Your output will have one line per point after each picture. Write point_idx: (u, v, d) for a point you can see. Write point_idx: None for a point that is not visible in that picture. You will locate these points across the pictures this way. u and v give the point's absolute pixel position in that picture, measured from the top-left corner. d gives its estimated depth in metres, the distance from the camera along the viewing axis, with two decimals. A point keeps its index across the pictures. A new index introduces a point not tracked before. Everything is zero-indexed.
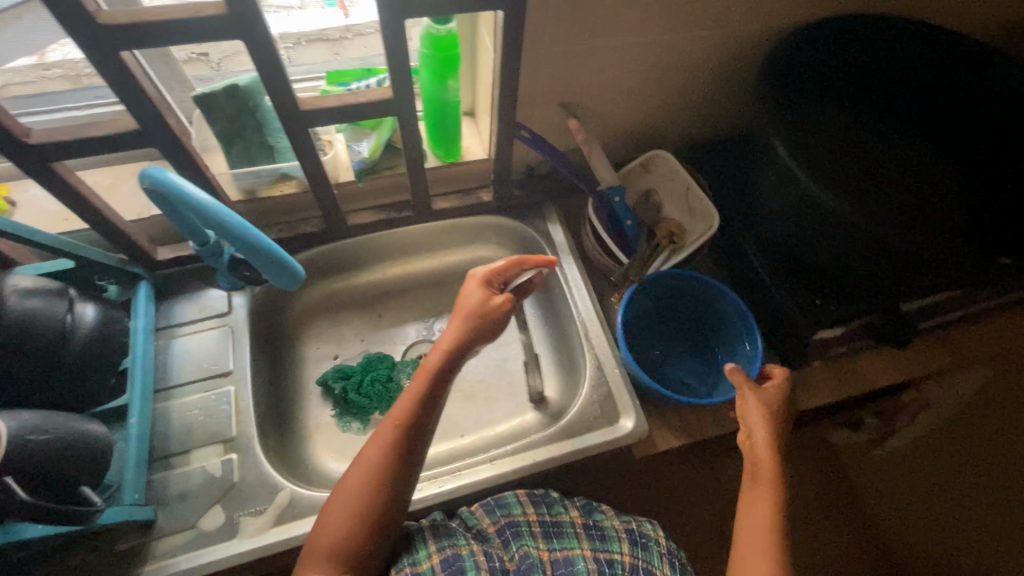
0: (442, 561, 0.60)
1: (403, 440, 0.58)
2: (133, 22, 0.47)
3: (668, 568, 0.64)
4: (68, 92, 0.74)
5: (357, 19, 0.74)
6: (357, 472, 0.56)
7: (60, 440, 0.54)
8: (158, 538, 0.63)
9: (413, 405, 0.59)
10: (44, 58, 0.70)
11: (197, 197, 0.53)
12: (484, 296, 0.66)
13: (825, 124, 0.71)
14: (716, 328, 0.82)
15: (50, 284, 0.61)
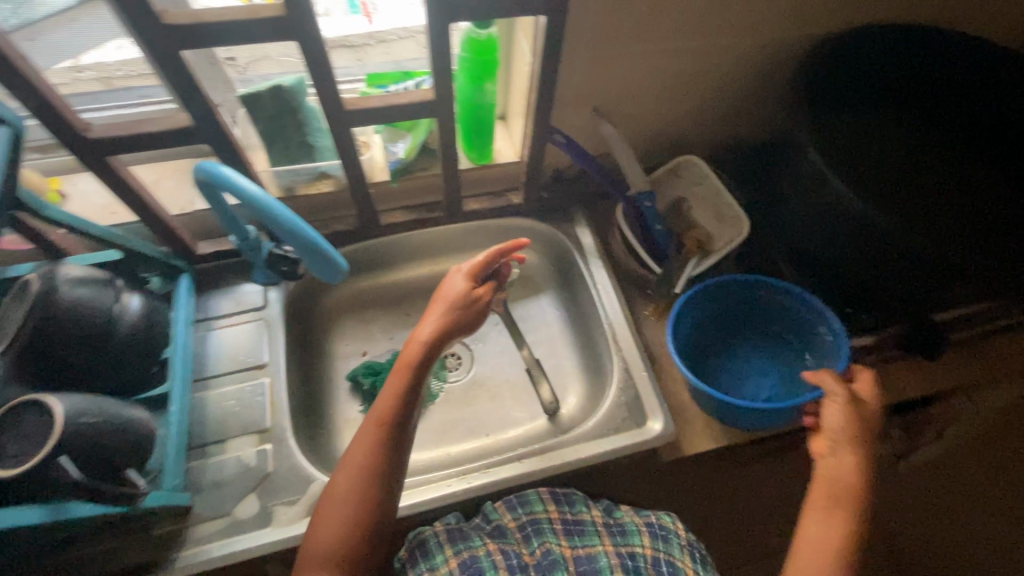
0: (460, 564, 0.61)
1: (387, 440, 0.58)
2: (195, 23, 0.50)
3: (690, 560, 0.65)
4: (99, 94, 0.74)
5: (382, 25, 0.75)
6: (341, 479, 0.56)
7: (108, 424, 0.55)
8: (195, 524, 0.64)
9: (393, 404, 0.59)
10: (78, 62, 0.71)
11: (240, 180, 0.56)
12: (466, 290, 0.67)
13: (850, 138, 0.72)
14: (793, 327, 0.79)
15: (99, 275, 0.63)
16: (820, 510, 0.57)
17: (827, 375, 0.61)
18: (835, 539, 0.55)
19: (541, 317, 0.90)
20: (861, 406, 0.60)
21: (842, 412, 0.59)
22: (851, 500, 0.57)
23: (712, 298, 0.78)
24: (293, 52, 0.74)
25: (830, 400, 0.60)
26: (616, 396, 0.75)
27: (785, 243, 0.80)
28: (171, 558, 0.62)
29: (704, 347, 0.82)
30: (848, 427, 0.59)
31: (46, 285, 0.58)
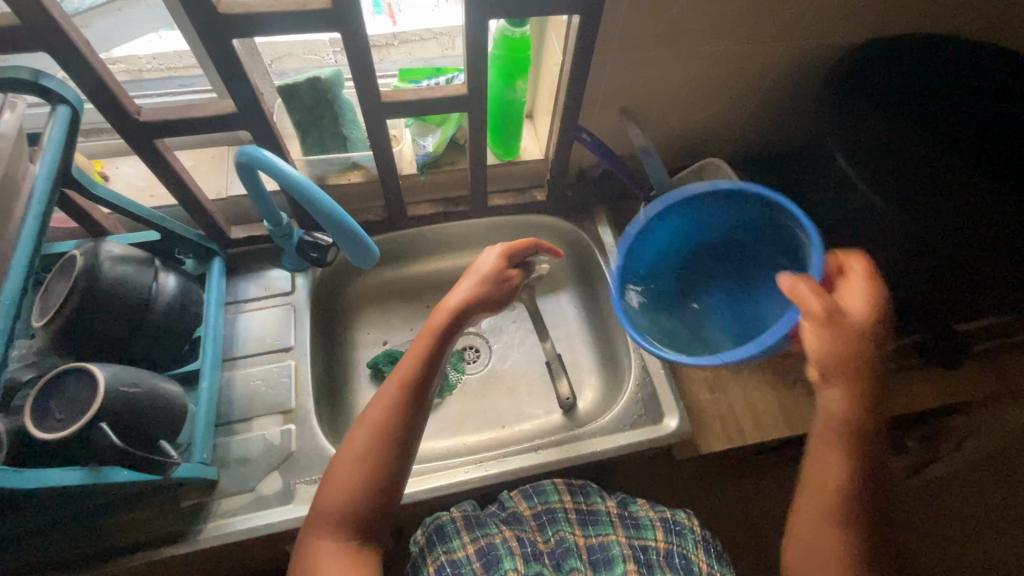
0: (477, 551, 0.62)
1: (406, 403, 0.57)
2: (247, 13, 0.52)
3: (704, 554, 0.65)
4: (138, 83, 0.79)
5: (404, 26, 0.80)
6: (359, 436, 0.56)
7: (147, 395, 0.58)
8: (221, 498, 0.66)
9: (418, 364, 0.58)
10: (110, 54, 0.76)
11: (280, 164, 0.58)
12: (498, 269, 0.64)
13: (882, 138, 0.71)
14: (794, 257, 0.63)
15: (139, 254, 0.65)
16: (818, 441, 0.54)
17: (804, 287, 0.50)
18: (836, 475, 0.52)
19: (560, 313, 0.92)
20: (846, 322, 0.50)
21: (818, 334, 0.50)
22: (850, 430, 0.52)
23: (662, 229, 0.68)
24: (316, 50, 0.79)
25: (807, 321, 0.50)
26: (633, 393, 0.76)
27: None
28: (198, 529, 0.64)
29: (686, 286, 0.71)
30: (830, 351, 0.50)
31: (87, 261, 0.59)
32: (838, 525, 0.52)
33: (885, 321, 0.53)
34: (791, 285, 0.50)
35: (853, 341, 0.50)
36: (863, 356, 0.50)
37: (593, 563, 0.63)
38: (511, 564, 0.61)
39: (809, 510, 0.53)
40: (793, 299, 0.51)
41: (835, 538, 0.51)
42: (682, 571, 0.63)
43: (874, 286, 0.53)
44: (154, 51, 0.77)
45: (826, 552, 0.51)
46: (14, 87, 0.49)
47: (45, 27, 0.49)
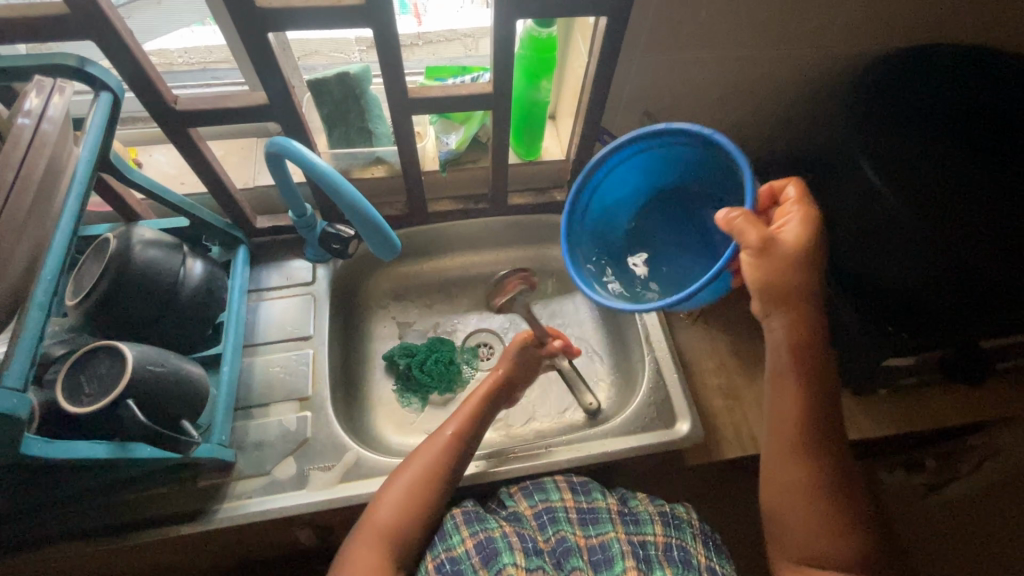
0: (477, 545, 0.63)
1: (456, 448, 0.65)
2: (284, 7, 0.53)
3: (702, 548, 0.66)
4: (176, 75, 0.82)
5: (429, 26, 0.81)
6: (411, 466, 0.63)
7: (173, 375, 0.60)
8: (237, 479, 0.68)
9: (469, 419, 0.67)
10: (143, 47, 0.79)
11: (307, 154, 0.60)
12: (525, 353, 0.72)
13: (909, 145, 0.70)
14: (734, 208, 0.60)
15: (168, 239, 0.67)
16: (776, 374, 0.58)
17: (738, 218, 0.51)
18: (793, 405, 0.57)
19: (575, 315, 0.92)
20: (780, 249, 0.52)
21: (756, 266, 0.52)
22: (803, 362, 0.56)
23: (615, 172, 0.65)
24: (344, 48, 0.80)
25: (745, 252, 0.52)
26: (646, 396, 0.76)
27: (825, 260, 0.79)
28: (212, 508, 0.66)
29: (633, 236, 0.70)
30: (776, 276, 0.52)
31: (120, 244, 0.61)
32: (802, 457, 0.58)
33: (823, 245, 0.54)
34: (722, 216, 0.52)
35: (794, 268, 0.52)
36: (804, 284, 0.53)
37: (594, 563, 0.63)
38: (510, 559, 0.61)
39: (775, 445, 0.59)
40: (730, 231, 0.52)
41: (799, 469, 0.58)
42: (682, 563, 0.63)
43: (807, 213, 0.54)
44: (185, 44, 0.80)
45: (795, 483, 0.58)
46: (61, 72, 0.51)
47: (92, 16, 0.51)
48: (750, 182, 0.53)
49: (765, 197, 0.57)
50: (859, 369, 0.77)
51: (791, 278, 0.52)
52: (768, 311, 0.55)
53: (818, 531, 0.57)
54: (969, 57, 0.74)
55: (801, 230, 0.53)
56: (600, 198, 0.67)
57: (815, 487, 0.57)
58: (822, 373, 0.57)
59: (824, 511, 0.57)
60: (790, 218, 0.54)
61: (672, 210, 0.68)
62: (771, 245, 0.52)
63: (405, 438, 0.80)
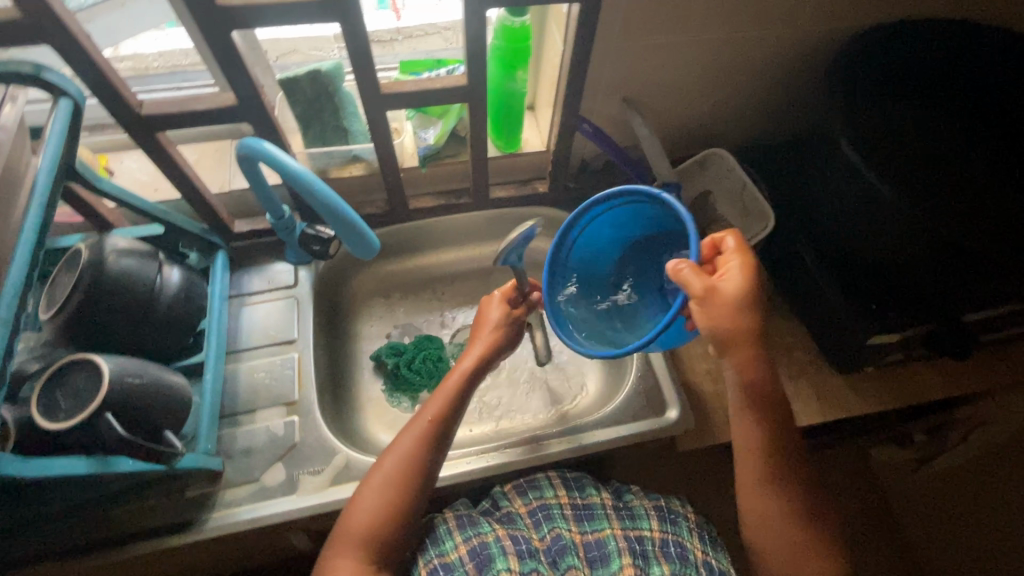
0: (469, 551, 0.63)
1: (435, 435, 0.62)
2: (245, 4, 0.52)
3: (698, 541, 0.66)
4: (144, 79, 0.79)
5: (409, 20, 0.80)
6: (389, 461, 0.61)
7: (152, 384, 0.59)
8: (226, 488, 0.67)
9: (447, 403, 0.64)
10: (116, 51, 0.77)
11: (280, 155, 0.58)
12: (506, 313, 0.71)
13: (898, 125, 0.69)
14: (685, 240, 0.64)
15: (143, 247, 0.65)
16: (737, 411, 0.61)
17: (685, 267, 0.54)
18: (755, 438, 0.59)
19: None
20: (725, 295, 0.55)
21: (704, 311, 0.55)
22: (760, 398, 0.59)
23: (611, 211, 0.65)
24: (322, 46, 0.79)
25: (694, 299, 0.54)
26: (634, 385, 0.76)
27: (812, 241, 0.79)
28: (202, 519, 0.65)
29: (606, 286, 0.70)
30: (726, 322, 0.55)
31: (94, 254, 0.60)
32: (769, 489, 0.59)
33: (761, 290, 0.58)
34: (673, 266, 0.54)
35: (738, 311, 0.55)
36: (750, 324, 0.55)
37: (591, 560, 0.63)
38: (504, 564, 0.61)
39: (744, 476, 0.61)
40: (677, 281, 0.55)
41: (767, 499, 0.59)
42: (678, 559, 0.63)
43: (749, 262, 0.57)
44: (161, 47, 0.79)
45: (768, 514, 0.59)
46: (17, 82, 0.49)
47: (46, 22, 0.49)
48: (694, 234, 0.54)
49: (708, 247, 0.60)
50: (847, 349, 0.78)
51: (738, 319, 0.55)
52: (720, 352, 0.58)
53: (798, 552, 0.57)
54: (953, 30, 0.73)
55: (741, 274, 0.56)
56: (588, 234, 0.66)
57: (789, 517, 0.58)
58: (773, 409, 0.59)
59: (798, 534, 0.58)
60: (731, 265, 0.57)
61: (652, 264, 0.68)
62: (715, 290, 0.54)
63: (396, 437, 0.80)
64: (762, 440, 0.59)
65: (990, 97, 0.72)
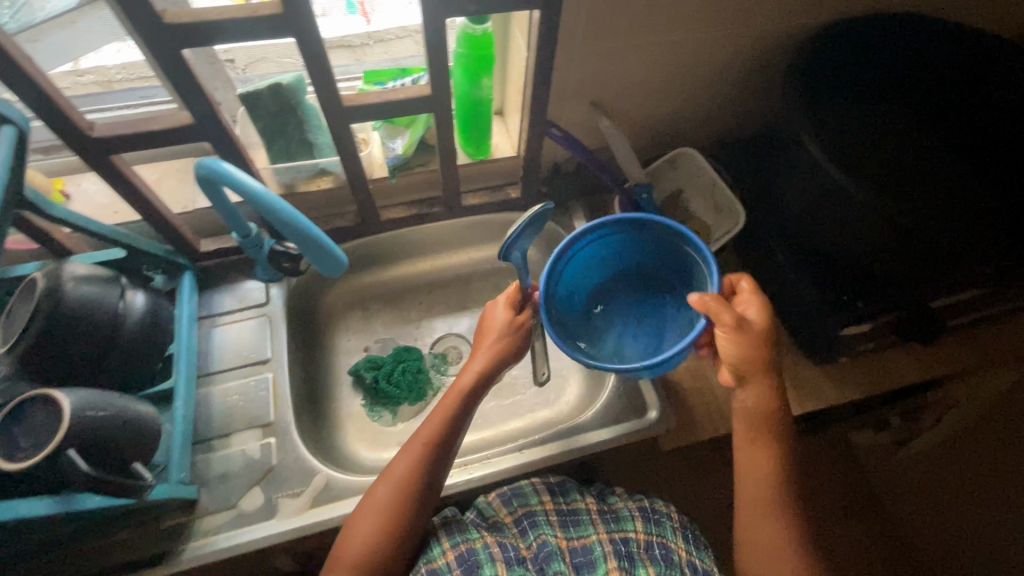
0: (457, 557, 0.62)
1: (432, 457, 0.61)
2: (195, 21, 0.50)
3: (683, 541, 0.66)
4: (98, 96, 0.76)
5: (380, 26, 0.78)
6: (384, 485, 0.60)
7: (118, 416, 0.57)
8: (202, 516, 0.65)
9: (441, 423, 0.63)
10: (77, 66, 0.73)
11: (240, 175, 0.56)
12: (509, 317, 0.69)
13: (865, 124, 0.70)
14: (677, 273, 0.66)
15: (104, 273, 0.63)
16: (744, 440, 0.61)
17: (712, 299, 0.56)
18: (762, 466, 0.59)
19: None
20: (749, 328, 0.57)
21: (732, 341, 0.57)
22: (769, 427, 0.60)
23: (613, 234, 0.65)
24: (290, 52, 0.75)
25: (720, 329, 0.56)
26: (614, 387, 0.76)
27: (782, 235, 0.80)
28: (178, 549, 0.63)
29: (591, 311, 0.69)
30: (745, 353, 0.57)
31: (51, 283, 0.58)
32: (779, 514, 0.58)
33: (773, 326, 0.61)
34: (697, 295, 0.56)
35: (759, 345, 0.57)
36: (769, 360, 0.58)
37: (577, 565, 0.62)
38: (492, 570, 0.61)
39: (751, 502, 0.60)
40: (705, 312, 0.56)
41: (773, 526, 0.58)
42: (663, 561, 0.63)
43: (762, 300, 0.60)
44: (120, 60, 0.74)
45: (772, 538, 0.58)
46: None
47: None
48: (717, 271, 0.59)
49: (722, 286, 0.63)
50: (821, 340, 0.79)
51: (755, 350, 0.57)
52: (738, 382, 0.59)
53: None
54: (914, 24, 0.75)
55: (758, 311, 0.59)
56: (589, 249, 0.66)
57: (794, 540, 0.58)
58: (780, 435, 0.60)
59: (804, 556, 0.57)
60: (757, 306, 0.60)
61: (648, 299, 0.68)
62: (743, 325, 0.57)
63: (376, 452, 0.79)
64: (773, 468, 0.59)
65: (943, 88, 0.74)
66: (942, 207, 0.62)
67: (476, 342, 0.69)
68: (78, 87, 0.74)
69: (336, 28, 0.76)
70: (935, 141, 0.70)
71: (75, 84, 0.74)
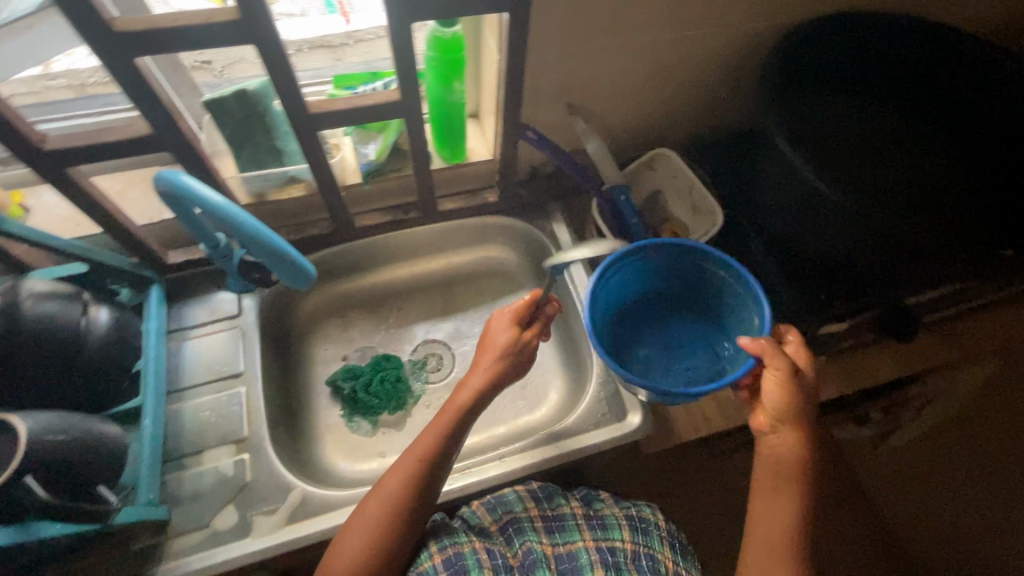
0: (444, 560, 0.61)
1: (423, 478, 0.60)
2: (147, 29, 0.48)
3: (669, 552, 0.65)
4: (70, 102, 0.74)
5: (359, 25, 0.75)
6: (374, 503, 0.59)
7: (82, 439, 0.55)
8: (173, 537, 0.63)
9: (433, 442, 0.61)
10: (49, 69, 0.71)
11: (203, 191, 0.54)
12: (514, 336, 0.66)
13: (834, 130, 0.70)
14: (715, 300, 0.72)
15: (65, 288, 0.61)
16: (767, 485, 0.58)
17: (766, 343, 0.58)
18: (783, 517, 0.56)
19: None
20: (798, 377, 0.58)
21: (779, 385, 0.57)
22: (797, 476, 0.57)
23: (659, 259, 0.70)
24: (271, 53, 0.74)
25: (770, 371, 0.57)
26: (595, 392, 0.76)
27: (760, 231, 0.80)
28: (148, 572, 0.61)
29: (625, 323, 0.74)
30: (788, 399, 0.57)
31: (7, 301, 0.56)
32: (788, 556, 0.55)
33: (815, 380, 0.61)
34: (748, 336, 0.58)
35: (802, 399, 0.58)
36: (811, 412, 0.58)
37: (562, 573, 0.62)
38: None
39: (763, 543, 0.56)
40: (759, 353, 0.58)
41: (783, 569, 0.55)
42: (649, 571, 0.62)
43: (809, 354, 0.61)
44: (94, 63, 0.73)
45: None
46: None
47: None
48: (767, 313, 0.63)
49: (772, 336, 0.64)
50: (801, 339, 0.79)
51: (795, 396, 0.57)
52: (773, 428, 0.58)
53: None
54: (893, 25, 0.72)
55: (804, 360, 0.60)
56: (634, 267, 0.71)
57: None
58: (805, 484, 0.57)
59: None
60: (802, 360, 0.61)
61: (678, 322, 0.74)
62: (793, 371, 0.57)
63: (356, 464, 0.78)
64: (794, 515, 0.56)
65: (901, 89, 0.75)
66: (919, 212, 0.61)
67: (476, 359, 0.67)
68: (49, 90, 0.73)
69: (313, 28, 0.74)
70: (899, 145, 0.71)
71: (46, 87, 0.73)
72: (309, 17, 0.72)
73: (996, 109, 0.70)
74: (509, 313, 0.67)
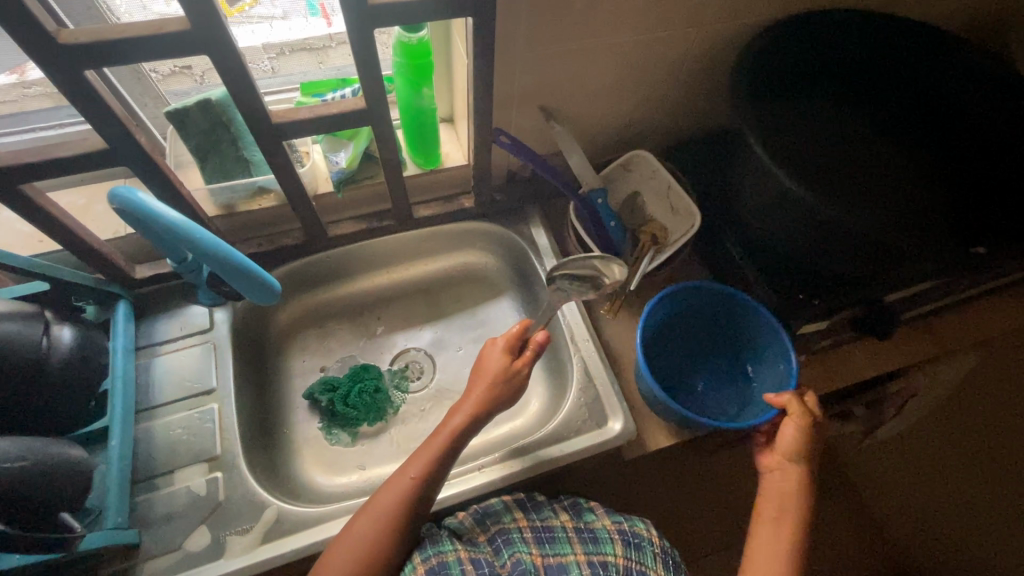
0: (428, 571, 0.60)
1: (416, 498, 0.59)
2: (94, 41, 0.46)
3: (662, 568, 0.65)
4: (53, 110, 0.73)
5: (340, 27, 0.76)
6: (361, 524, 0.58)
7: (44, 466, 0.54)
8: (144, 561, 0.62)
9: (424, 463, 0.61)
10: (23, 77, 0.70)
11: (167, 214, 0.53)
12: (506, 363, 0.67)
13: (809, 130, 0.70)
14: (741, 342, 0.82)
15: (25, 308, 0.59)
16: (770, 517, 0.64)
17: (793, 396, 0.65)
18: (782, 551, 0.61)
19: (501, 318, 0.89)
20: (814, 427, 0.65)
21: (798, 433, 0.64)
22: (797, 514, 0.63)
23: (698, 302, 0.80)
24: (251, 56, 0.75)
25: (793, 419, 0.64)
26: (576, 398, 0.75)
27: (736, 233, 0.80)
28: None
29: (660, 354, 0.83)
30: (800, 445, 0.64)
31: None
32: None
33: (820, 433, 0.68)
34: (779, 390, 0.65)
35: (812, 445, 0.66)
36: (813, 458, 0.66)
37: None
38: None
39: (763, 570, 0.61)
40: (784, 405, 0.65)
41: None
42: None
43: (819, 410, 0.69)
44: None
45: None
46: None
47: None
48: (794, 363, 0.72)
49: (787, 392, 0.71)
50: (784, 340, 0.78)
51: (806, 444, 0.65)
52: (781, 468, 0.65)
53: None
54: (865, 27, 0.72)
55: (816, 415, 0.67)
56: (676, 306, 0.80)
57: None
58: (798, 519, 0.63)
59: None
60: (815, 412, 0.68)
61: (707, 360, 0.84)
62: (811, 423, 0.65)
63: (335, 478, 0.76)
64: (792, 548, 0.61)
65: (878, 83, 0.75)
66: (893, 213, 0.60)
67: (469, 386, 0.67)
68: (26, 99, 0.72)
69: (295, 32, 0.75)
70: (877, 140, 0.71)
71: (22, 96, 0.71)
72: (293, 21, 0.73)
73: (970, 104, 0.70)
74: (501, 342, 0.68)
